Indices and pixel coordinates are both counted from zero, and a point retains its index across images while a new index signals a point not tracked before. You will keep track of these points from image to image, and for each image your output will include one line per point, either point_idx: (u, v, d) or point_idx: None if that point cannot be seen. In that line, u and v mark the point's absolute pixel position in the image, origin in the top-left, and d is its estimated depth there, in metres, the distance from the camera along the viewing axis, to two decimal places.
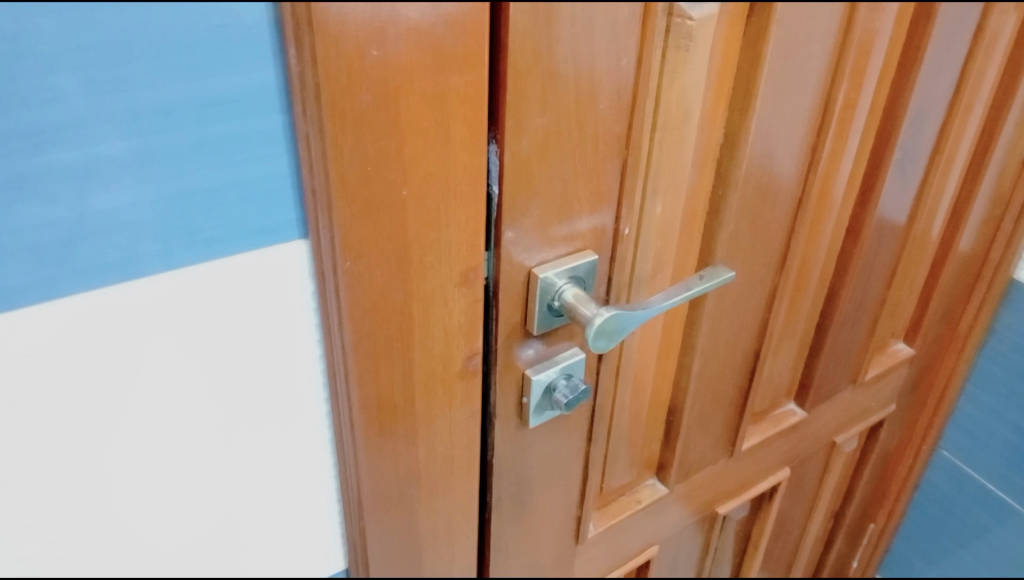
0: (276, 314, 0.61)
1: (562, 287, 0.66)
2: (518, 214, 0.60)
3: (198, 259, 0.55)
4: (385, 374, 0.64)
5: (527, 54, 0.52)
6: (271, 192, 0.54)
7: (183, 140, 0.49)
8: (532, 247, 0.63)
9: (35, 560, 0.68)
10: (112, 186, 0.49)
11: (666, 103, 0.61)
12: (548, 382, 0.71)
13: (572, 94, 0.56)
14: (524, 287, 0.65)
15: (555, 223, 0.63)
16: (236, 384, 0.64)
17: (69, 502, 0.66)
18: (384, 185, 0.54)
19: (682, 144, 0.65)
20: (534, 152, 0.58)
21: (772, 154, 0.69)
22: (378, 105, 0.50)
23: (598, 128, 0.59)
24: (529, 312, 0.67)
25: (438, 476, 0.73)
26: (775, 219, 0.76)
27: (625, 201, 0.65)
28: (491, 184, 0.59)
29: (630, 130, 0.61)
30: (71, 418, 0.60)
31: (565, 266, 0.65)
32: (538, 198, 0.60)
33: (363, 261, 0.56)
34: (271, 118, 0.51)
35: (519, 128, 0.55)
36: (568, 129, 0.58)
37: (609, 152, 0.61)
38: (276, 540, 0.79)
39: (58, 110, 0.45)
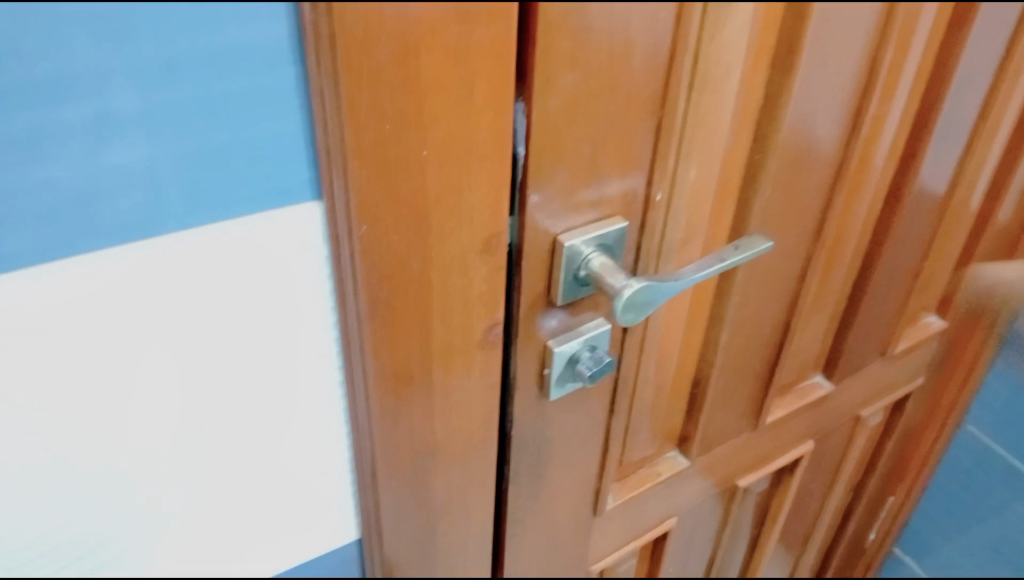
0: (287, 284, 0.58)
1: (588, 256, 0.62)
2: (544, 178, 0.57)
3: (206, 224, 0.52)
4: (402, 344, 0.61)
5: (558, 5, 0.48)
6: (283, 152, 0.50)
7: (188, 97, 0.46)
8: (558, 214, 0.60)
9: (41, 537, 0.66)
10: (116, 145, 0.46)
11: (703, 62, 0.56)
12: (571, 354, 0.68)
13: (604, 51, 0.52)
14: (548, 256, 0.62)
15: (581, 189, 0.59)
16: (247, 359, 0.61)
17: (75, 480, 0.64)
18: (403, 147, 0.50)
19: (719, 107, 0.60)
20: (563, 113, 0.54)
21: (814, 116, 0.65)
22: (397, 60, 0.47)
23: (631, 87, 0.55)
24: (554, 282, 0.64)
25: (454, 448, 0.71)
26: (812, 187, 0.72)
27: (657, 167, 0.62)
28: (516, 147, 0.56)
29: (665, 88, 0.57)
30: (77, 391, 0.58)
31: (593, 234, 0.62)
32: (565, 162, 0.57)
33: (380, 227, 0.53)
34: (281, 73, 0.47)
35: (548, 87, 0.52)
36: (599, 88, 0.54)
37: (641, 113, 0.57)
38: (287, 524, 0.76)
39: (56, 64, 0.42)
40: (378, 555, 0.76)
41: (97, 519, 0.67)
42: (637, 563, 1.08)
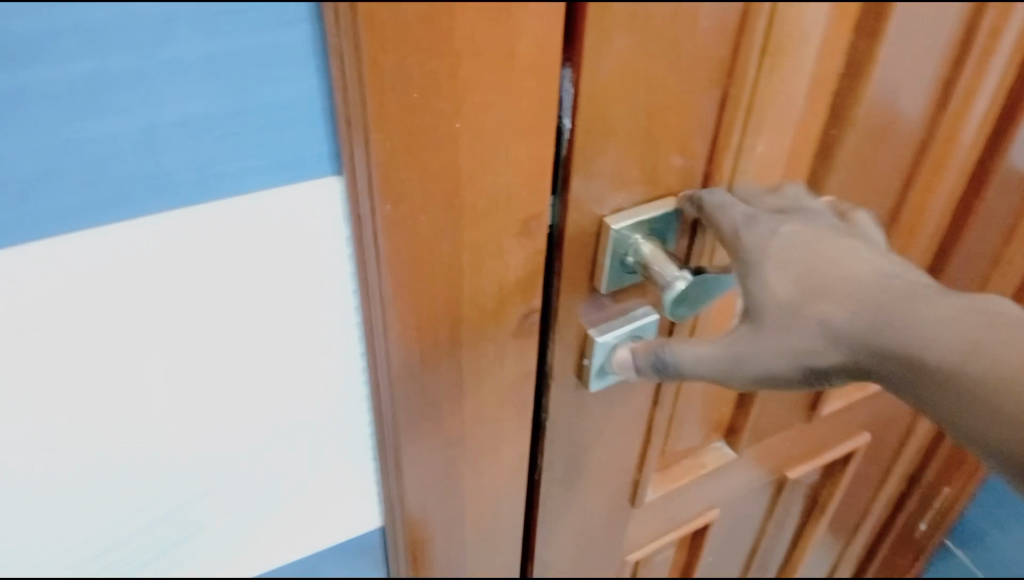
0: (303, 263, 0.53)
1: (637, 241, 0.56)
2: (591, 154, 0.51)
3: (215, 196, 0.47)
4: (429, 330, 0.56)
5: None
6: (298, 119, 0.45)
7: (188, 56, 0.40)
8: (604, 193, 0.54)
9: (53, 515, 0.64)
10: (113, 109, 0.41)
11: (779, 26, 0.48)
12: (614, 345, 0.62)
13: (664, 10, 0.45)
14: (593, 239, 0.56)
15: (632, 166, 0.53)
16: (261, 339, 0.57)
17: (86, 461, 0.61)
18: (431, 117, 0.44)
19: (791, 79, 0.51)
20: (616, 80, 0.47)
21: (903, 84, 0.56)
22: (425, 17, 0.40)
23: (694, 52, 0.48)
24: (597, 269, 0.58)
25: (483, 438, 0.66)
26: (892, 164, 0.64)
27: (719, 143, 0.54)
28: (562, 118, 0.49)
29: (734, 55, 0.49)
30: (83, 370, 0.54)
31: (643, 217, 0.55)
32: (616, 136, 0.50)
33: (405, 205, 0.48)
34: (293, 30, 0.41)
35: (598, 51, 0.45)
36: (658, 53, 0.47)
37: (704, 82, 0.50)
38: (308, 510, 0.72)
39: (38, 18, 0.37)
40: (401, 542, 0.73)
41: (111, 501, 0.65)
42: (676, 550, 1.03)
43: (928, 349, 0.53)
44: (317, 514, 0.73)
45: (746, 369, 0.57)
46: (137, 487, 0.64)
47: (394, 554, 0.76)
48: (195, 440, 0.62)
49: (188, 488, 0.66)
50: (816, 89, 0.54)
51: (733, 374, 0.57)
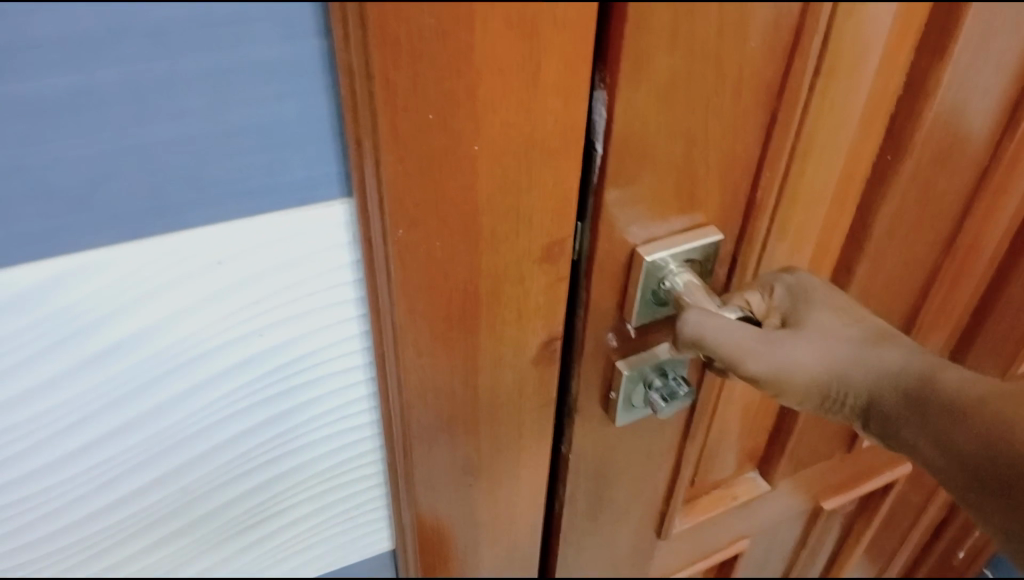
0: (311, 286, 0.50)
1: (673, 271, 0.52)
2: (624, 182, 0.47)
3: (217, 216, 0.45)
4: (443, 357, 0.53)
5: None
6: (305, 137, 0.42)
7: (188, 69, 0.38)
8: (639, 221, 0.50)
9: (54, 537, 0.62)
10: (111, 123, 0.39)
11: (839, 50, 0.43)
12: (642, 379, 0.59)
13: (712, 31, 0.41)
14: (624, 268, 0.53)
15: (668, 196, 0.49)
16: (268, 362, 0.54)
17: (87, 483, 0.58)
18: (448, 138, 0.41)
19: (849, 106, 0.47)
20: (653, 104, 0.43)
21: (970, 105, 0.51)
22: (442, 32, 0.37)
23: (741, 76, 0.44)
24: (628, 300, 0.54)
25: (499, 467, 0.63)
26: (952, 192, 0.59)
27: (765, 174, 0.50)
28: (595, 142, 0.46)
29: (787, 76, 0.45)
30: (81, 392, 0.52)
31: (681, 247, 0.51)
32: (651, 164, 0.47)
33: (420, 230, 0.45)
34: (301, 44, 0.38)
35: (639, 74, 0.42)
36: (701, 75, 0.43)
37: (752, 107, 0.46)
38: (316, 531, 0.70)
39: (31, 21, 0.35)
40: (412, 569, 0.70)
41: (114, 522, 0.63)
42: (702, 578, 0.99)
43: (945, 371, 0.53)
44: (329, 534, 0.71)
45: (760, 356, 0.54)
46: (141, 507, 0.62)
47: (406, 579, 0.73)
48: (202, 460, 0.60)
49: (195, 509, 0.64)
50: (874, 110, 0.49)
51: (749, 357, 0.53)
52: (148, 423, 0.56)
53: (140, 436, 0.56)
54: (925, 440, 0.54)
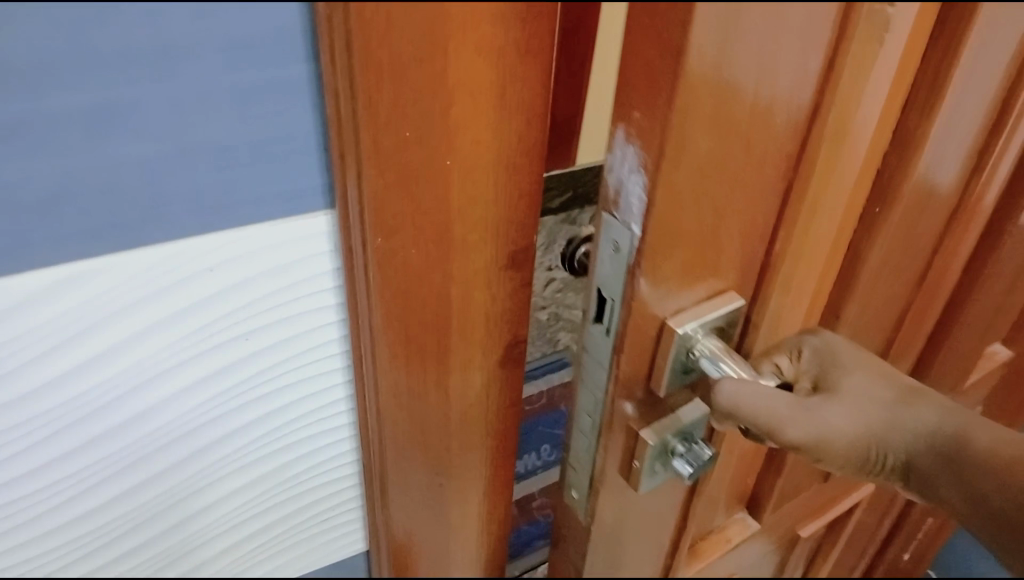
0: (294, 294, 0.54)
1: (700, 339, 0.56)
2: (661, 257, 0.50)
3: (207, 226, 0.48)
4: (417, 361, 0.56)
5: (706, 69, 0.40)
6: (291, 152, 0.46)
7: (186, 91, 0.41)
8: (670, 294, 0.53)
9: (29, 543, 0.63)
10: (103, 141, 0.42)
11: (842, 118, 0.47)
12: (666, 447, 0.63)
13: (744, 115, 0.44)
14: (655, 339, 0.56)
15: (696, 265, 0.52)
16: (249, 367, 0.58)
17: (67, 490, 0.60)
18: (425, 153, 0.45)
19: (846, 163, 0.51)
20: (691, 183, 0.46)
21: (947, 153, 0.56)
22: (422, 57, 0.41)
23: (765, 150, 0.47)
24: (658, 370, 0.58)
25: (470, 468, 0.66)
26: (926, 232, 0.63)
27: (780, 231, 0.54)
28: (632, 227, 0.48)
29: (801, 148, 0.49)
30: (67, 400, 0.54)
31: (707, 315, 0.55)
32: (683, 239, 0.50)
33: (397, 239, 0.49)
34: (291, 67, 0.42)
35: (677, 160, 0.44)
36: (732, 153, 0.46)
37: (770, 176, 0.49)
38: (288, 533, 0.73)
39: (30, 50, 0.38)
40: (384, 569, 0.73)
41: (91, 527, 0.65)
42: None
43: (972, 433, 0.60)
44: (306, 535, 0.73)
45: (798, 423, 0.58)
46: (122, 509, 0.64)
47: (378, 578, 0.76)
48: (184, 462, 0.62)
49: (175, 510, 0.66)
50: (865, 162, 0.54)
51: (789, 424, 0.58)
52: (133, 427, 0.58)
53: (125, 440, 0.59)
54: (954, 496, 0.61)
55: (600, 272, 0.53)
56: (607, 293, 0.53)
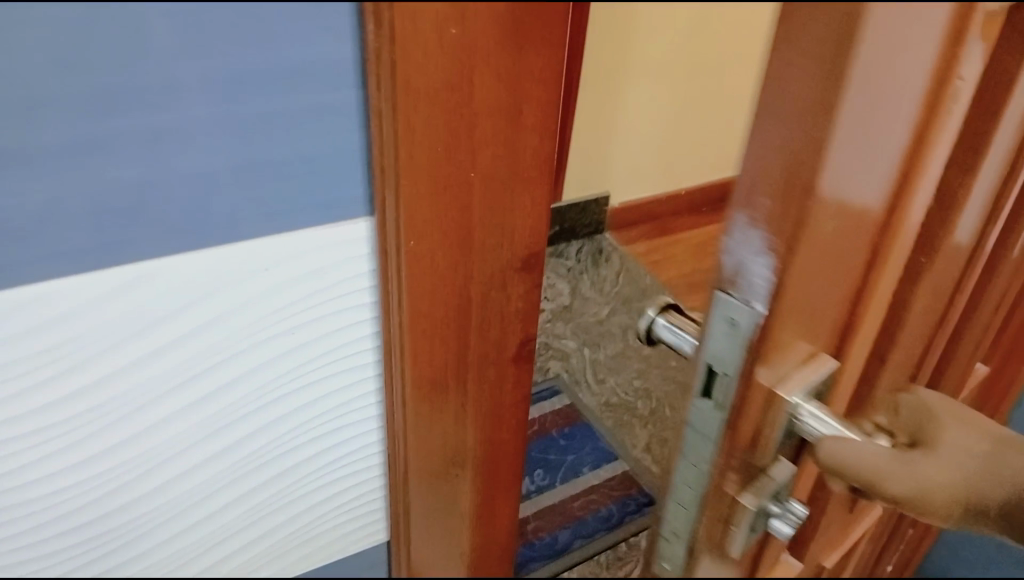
0: (334, 293, 0.61)
1: (803, 408, 0.50)
2: (772, 341, 0.45)
3: (263, 230, 0.56)
4: (440, 356, 0.63)
5: (836, 157, 0.37)
6: (338, 165, 0.55)
7: (257, 112, 0.50)
8: (779, 366, 0.47)
9: (81, 528, 0.69)
10: (176, 154, 0.50)
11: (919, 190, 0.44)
12: (765, 512, 0.56)
13: (857, 198, 0.40)
14: (760, 414, 0.49)
15: (800, 338, 0.47)
16: (290, 361, 0.65)
17: (120, 477, 0.67)
18: (452, 168, 0.53)
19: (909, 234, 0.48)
20: (806, 270, 0.42)
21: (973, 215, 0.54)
22: (450, 84, 0.49)
23: (863, 228, 0.43)
24: (761, 441, 0.52)
25: (485, 461, 0.72)
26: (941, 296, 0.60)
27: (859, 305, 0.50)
28: (751, 302, 0.43)
29: (889, 223, 0.45)
30: (129, 389, 0.61)
31: (809, 381, 0.49)
32: (792, 323, 0.45)
33: (425, 243, 0.56)
34: (343, 93, 0.51)
35: (803, 245, 0.40)
36: (845, 233, 0.42)
37: (859, 255, 0.46)
38: (313, 521, 0.79)
39: (125, 79, 0.45)
40: (402, 551, 0.80)
41: (137, 515, 0.71)
42: None
43: None
44: (333, 522, 0.80)
45: (901, 476, 0.51)
46: (168, 497, 0.70)
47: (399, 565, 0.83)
48: (228, 450, 0.69)
49: (216, 498, 0.72)
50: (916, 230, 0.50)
51: (892, 478, 0.51)
52: (186, 415, 0.65)
53: (177, 427, 0.65)
54: None
55: (709, 348, 0.46)
56: (719, 369, 0.47)
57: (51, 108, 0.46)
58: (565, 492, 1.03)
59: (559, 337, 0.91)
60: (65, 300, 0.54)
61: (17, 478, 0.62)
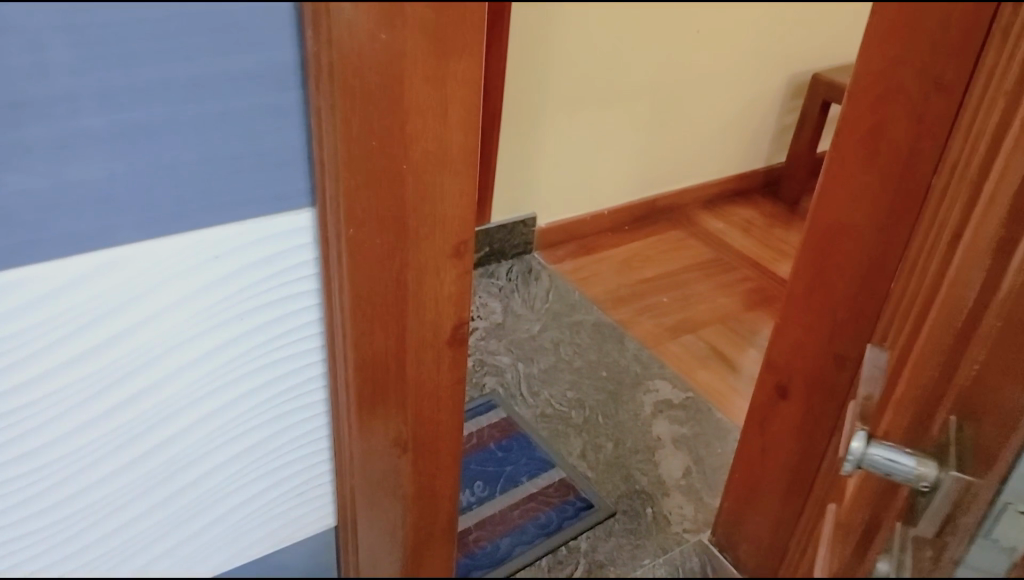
0: (279, 281, 0.67)
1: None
2: None
3: (213, 222, 0.61)
4: (380, 339, 0.68)
5: None
6: (282, 161, 0.60)
7: (208, 111, 0.55)
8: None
9: (30, 521, 0.71)
10: (106, 156, 0.55)
11: None
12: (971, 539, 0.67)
13: None
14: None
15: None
16: (238, 349, 0.69)
17: (72, 467, 0.70)
18: (387, 160, 0.58)
19: None
20: None
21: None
22: (384, 85, 0.55)
23: None
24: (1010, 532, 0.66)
25: (423, 439, 0.77)
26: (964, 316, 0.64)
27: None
28: None
29: None
30: (82, 378, 0.64)
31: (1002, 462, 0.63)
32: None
33: (364, 231, 0.61)
34: (287, 94, 0.57)
35: None
36: None
37: None
38: (258, 509, 0.83)
39: (84, 81, 0.51)
40: (349, 532, 0.85)
41: (86, 507, 0.73)
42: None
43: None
44: (281, 508, 0.84)
45: None
46: (121, 484, 0.74)
47: (345, 543, 0.88)
48: (179, 436, 0.73)
49: (167, 484, 0.76)
50: None
51: None
52: (139, 402, 0.68)
53: (132, 414, 0.69)
54: None
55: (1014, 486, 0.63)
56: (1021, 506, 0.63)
57: (28, 112, 0.51)
58: (506, 501, 1.08)
59: (495, 354, 0.97)
60: (24, 290, 0.58)
61: None
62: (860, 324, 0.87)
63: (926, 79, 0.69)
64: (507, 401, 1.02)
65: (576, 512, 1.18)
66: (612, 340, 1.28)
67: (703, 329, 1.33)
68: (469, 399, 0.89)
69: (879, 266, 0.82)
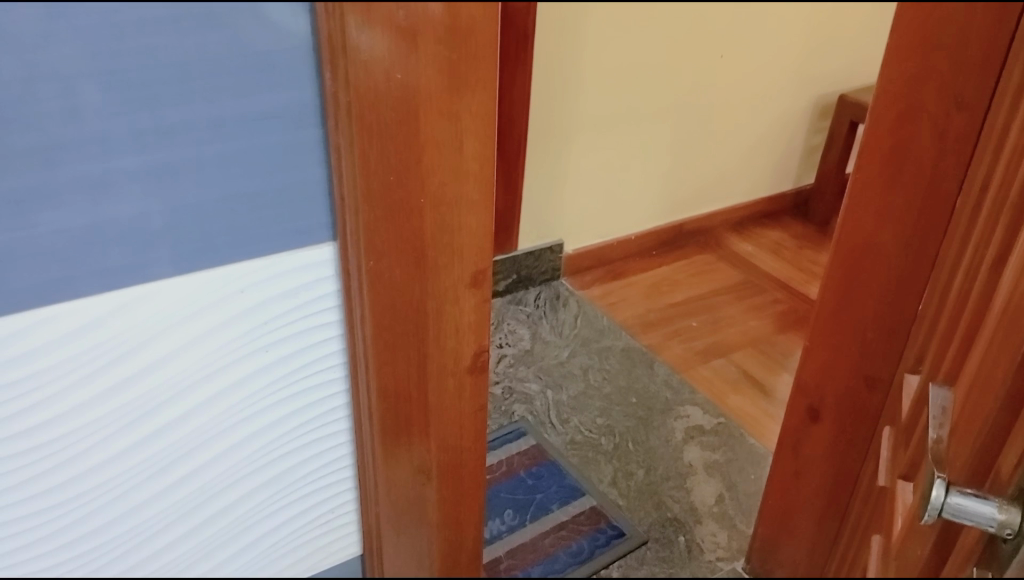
0: (304, 313, 0.68)
1: None
2: None
3: (238, 256, 0.63)
4: (402, 369, 0.69)
5: None
6: (304, 197, 0.62)
7: (231, 148, 0.57)
8: None
9: (67, 548, 0.73)
10: (134, 194, 0.57)
11: None
12: None
13: None
14: None
15: None
16: (262, 379, 0.71)
17: (105, 496, 0.71)
18: (406, 194, 0.59)
19: None
20: None
21: None
22: (400, 122, 0.56)
23: None
24: None
25: (448, 466, 0.77)
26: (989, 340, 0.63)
27: None
28: None
29: None
30: (115, 409, 0.66)
31: None
32: None
33: (383, 262, 0.62)
34: (307, 131, 0.59)
35: None
36: None
37: None
38: (286, 535, 0.85)
39: (117, 122, 0.53)
40: (378, 559, 0.85)
41: (120, 534, 0.75)
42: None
43: None
44: (311, 534, 0.86)
45: None
46: (152, 512, 0.75)
47: (374, 571, 0.88)
48: (208, 465, 0.74)
49: (198, 513, 0.78)
50: None
51: None
52: (169, 432, 0.70)
53: (161, 444, 0.71)
54: None
55: None
56: None
57: (62, 154, 0.54)
58: (537, 529, 1.08)
59: (524, 380, 0.97)
60: (59, 324, 0.60)
61: (8, 497, 0.67)
62: (891, 345, 0.86)
63: (946, 98, 0.72)
64: (537, 427, 1.01)
65: (608, 540, 1.16)
66: (643, 365, 1.27)
67: (733, 353, 1.33)
68: (499, 426, 0.90)
69: (902, 285, 0.82)
